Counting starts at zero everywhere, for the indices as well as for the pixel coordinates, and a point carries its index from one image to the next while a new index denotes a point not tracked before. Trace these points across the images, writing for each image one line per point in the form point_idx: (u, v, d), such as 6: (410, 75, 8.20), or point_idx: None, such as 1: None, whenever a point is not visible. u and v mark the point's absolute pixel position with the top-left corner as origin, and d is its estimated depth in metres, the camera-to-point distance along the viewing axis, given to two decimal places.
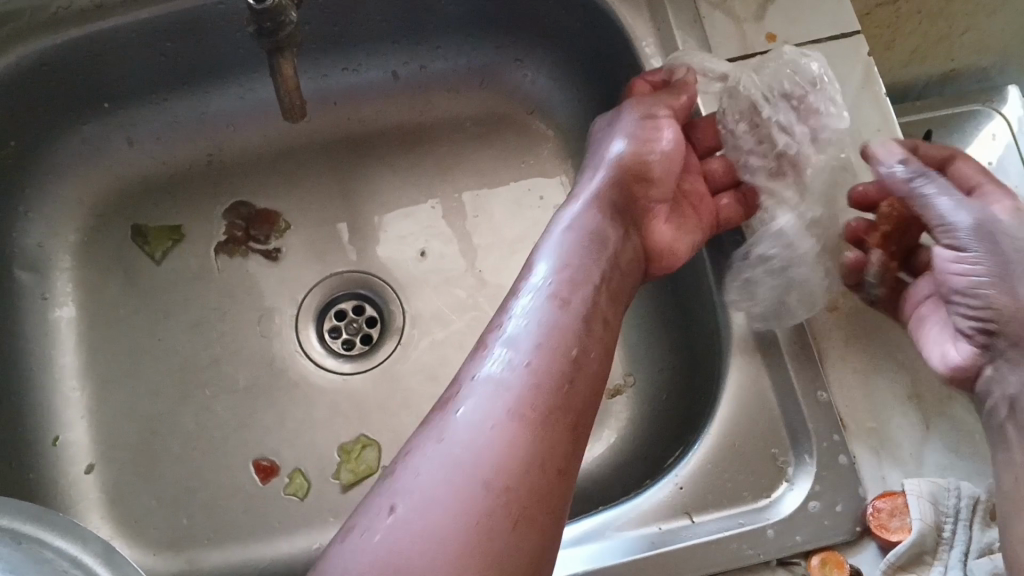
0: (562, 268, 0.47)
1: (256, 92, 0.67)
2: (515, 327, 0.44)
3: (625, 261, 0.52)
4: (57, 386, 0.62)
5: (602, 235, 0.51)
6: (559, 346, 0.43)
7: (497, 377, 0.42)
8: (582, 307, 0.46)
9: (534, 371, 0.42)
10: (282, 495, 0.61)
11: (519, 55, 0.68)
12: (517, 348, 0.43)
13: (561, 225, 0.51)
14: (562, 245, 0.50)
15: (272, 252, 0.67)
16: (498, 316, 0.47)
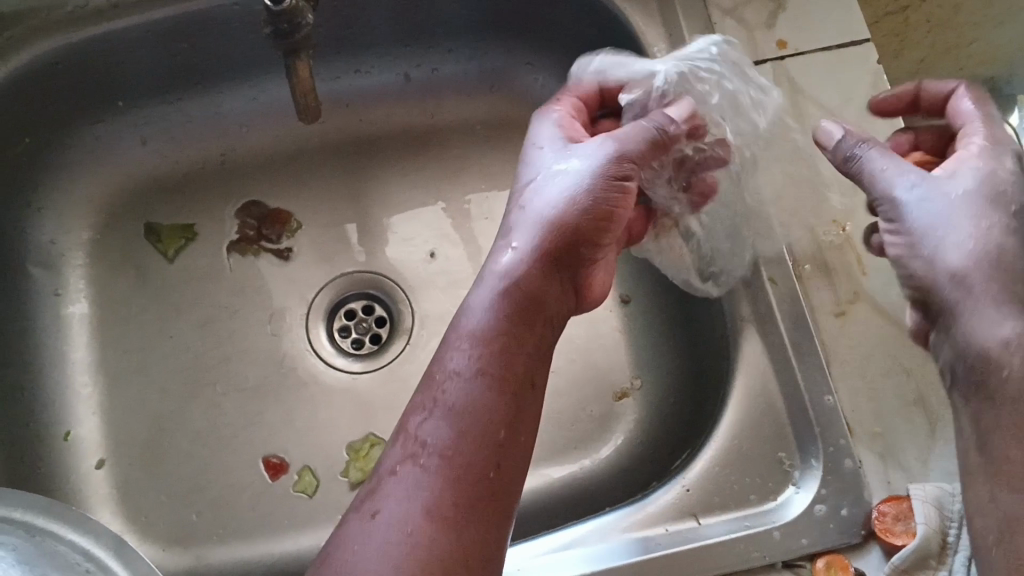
0: (483, 329, 0.43)
1: (269, 93, 0.68)
2: (437, 406, 0.41)
3: (557, 316, 0.47)
4: (68, 381, 0.63)
5: (537, 287, 0.46)
6: (483, 428, 0.40)
7: (416, 476, 0.39)
8: (508, 377, 0.42)
9: (451, 467, 0.39)
10: (290, 492, 0.61)
11: (530, 58, 0.69)
12: (436, 432, 0.40)
13: (492, 274, 0.46)
14: (496, 294, 0.45)
15: (284, 252, 0.67)
16: (421, 387, 0.43)
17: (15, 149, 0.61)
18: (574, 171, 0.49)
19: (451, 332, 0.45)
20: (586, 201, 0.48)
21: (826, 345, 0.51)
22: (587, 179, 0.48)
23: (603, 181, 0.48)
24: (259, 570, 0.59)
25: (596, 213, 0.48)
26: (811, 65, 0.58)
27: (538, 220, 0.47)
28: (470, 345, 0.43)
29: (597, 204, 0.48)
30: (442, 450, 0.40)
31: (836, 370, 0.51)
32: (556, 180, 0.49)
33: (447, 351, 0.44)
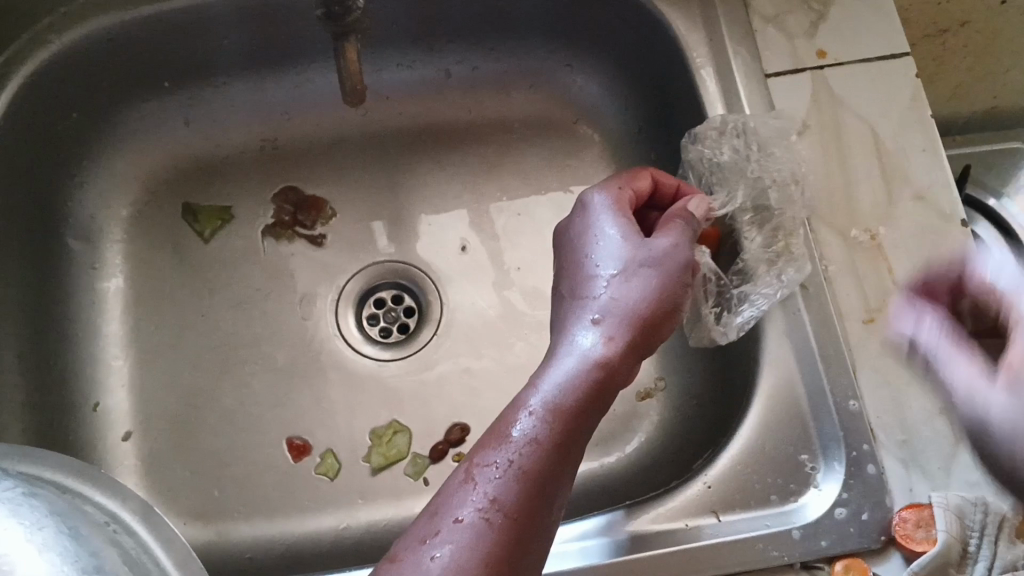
0: (563, 404, 0.41)
1: (313, 82, 0.69)
2: (505, 461, 0.39)
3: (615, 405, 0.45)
4: (100, 353, 0.64)
5: (617, 375, 0.43)
6: (545, 491, 0.38)
7: (478, 528, 0.36)
8: (572, 452, 0.40)
9: (513, 530, 0.37)
10: (313, 474, 0.62)
11: (570, 60, 0.70)
12: (503, 490, 0.38)
13: (572, 355, 0.44)
14: (575, 372, 0.42)
15: (319, 238, 0.68)
16: (485, 443, 0.40)
17: (64, 123, 0.62)
18: (647, 264, 0.47)
19: (523, 396, 0.42)
20: (661, 295, 0.46)
21: (853, 350, 0.52)
22: (659, 276, 0.47)
23: (676, 281, 0.47)
24: (279, 549, 0.59)
25: (668, 310, 0.46)
26: (851, 75, 0.58)
27: (616, 306, 0.45)
28: (544, 413, 0.40)
29: (670, 300, 0.46)
30: (503, 507, 0.37)
31: (862, 375, 0.51)
32: (631, 271, 0.47)
33: (518, 414, 0.41)
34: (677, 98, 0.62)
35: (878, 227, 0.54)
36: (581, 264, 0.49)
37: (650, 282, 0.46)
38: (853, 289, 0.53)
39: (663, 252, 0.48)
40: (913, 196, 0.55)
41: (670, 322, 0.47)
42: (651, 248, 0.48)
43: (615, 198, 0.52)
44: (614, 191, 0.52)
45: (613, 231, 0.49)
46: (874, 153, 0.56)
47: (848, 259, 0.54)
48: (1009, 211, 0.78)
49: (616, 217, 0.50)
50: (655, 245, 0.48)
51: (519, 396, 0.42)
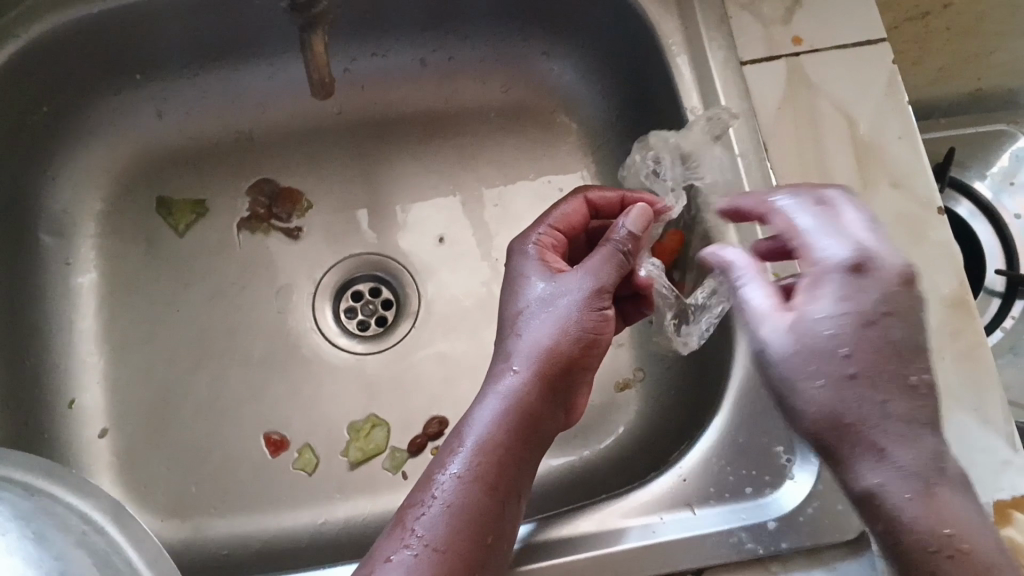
0: (484, 440, 0.42)
1: (286, 72, 0.68)
2: (432, 503, 0.40)
3: (548, 432, 0.46)
4: (75, 350, 0.63)
5: (538, 405, 0.45)
6: (475, 523, 0.40)
7: (409, 566, 0.38)
8: (501, 483, 0.42)
9: (444, 563, 0.38)
10: (291, 469, 0.61)
11: (547, 47, 0.69)
12: (431, 528, 0.39)
13: (490, 394, 0.45)
14: (497, 409, 0.44)
15: (294, 231, 0.68)
16: (416, 491, 0.42)
17: (32, 118, 0.61)
18: (560, 296, 0.48)
19: (451, 440, 0.43)
20: (573, 325, 0.47)
21: None
22: (570, 305, 0.47)
23: (592, 308, 0.47)
24: (257, 545, 0.59)
25: (584, 339, 0.47)
26: (827, 62, 0.58)
27: (529, 340, 0.46)
28: (468, 452, 0.42)
29: (583, 328, 0.47)
30: (433, 545, 0.39)
31: None
32: (540, 307, 0.47)
33: (446, 456, 0.43)
34: (652, 85, 0.62)
35: None
36: (507, 305, 0.50)
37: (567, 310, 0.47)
38: None
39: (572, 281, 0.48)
40: (890, 184, 0.55)
41: (590, 354, 0.47)
42: (567, 280, 0.48)
43: (539, 243, 0.53)
44: (538, 236, 0.53)
45: (531, 270, 0.50)
46: (851, 141, 0.56)
47: None
48: (1006, 206, 0.77)
49: (537, 258, 0.51)
50: (568, 277, 0.48)
51: (446, 441, 0.43)
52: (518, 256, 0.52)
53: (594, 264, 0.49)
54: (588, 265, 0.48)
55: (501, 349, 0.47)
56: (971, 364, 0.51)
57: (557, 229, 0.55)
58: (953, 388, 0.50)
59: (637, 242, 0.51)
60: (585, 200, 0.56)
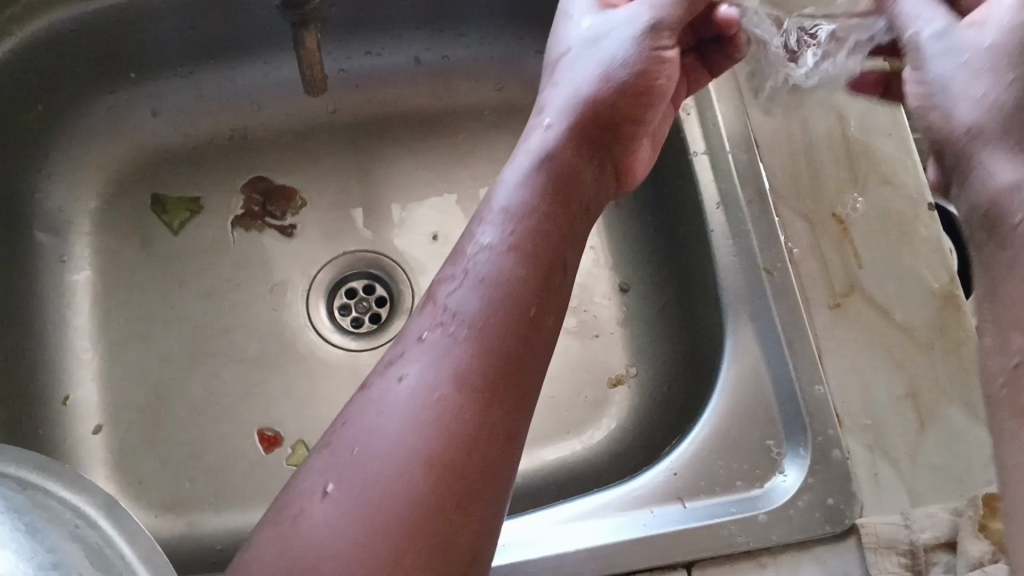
0: (517, 206, 0.41)
1: (281, 71, 0.69)
2: (466, 270, 0.39)
3: (594, 193, 0.45)
4: (70, 347, 0.64)
5: (575, 164, 0.44)
6: (514, 293, 0.38)
7: (443, 335, 0.37)
8: (540, 253, 0.40)
9: (483, 320, 0.37)
10: (284, 466, 0.62)
11: (540, 46, 0.69)
12: (465, 297, 0.38)
13: (525, 154, 0.44)
14: (530, 170, 0.43)
15: (288, 228, 0.68)
16: (446, 266, 0.41)
17: (28, 115, 0.62)
18: (608, 38, 0.47)
19: (483, 210, 0.42)
20: (619, 71, 0.46)
21: (818, 335, 0.52)
22: (618, 47, 0.47)
23: (648, 45, 0.47)
24: (251, 540, 0.59)
25: (576, 166, 0.44)
26: None
27: (566, 96, 0.46)
28: (502, 218, 0.41)
29: (634, 65, 0.46)
30: (471, 318, 0.37)
31: (827, 361, 0.51)
32: (580, 64, 0.47)
33: (475, 226, 0.41)
34: None
35: (844, 212, 0.54)
36: (544, 86, 0.49)
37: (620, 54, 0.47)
38: (818, 273, 0.53)
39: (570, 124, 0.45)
40: (879, 180, 0.55)
41: (587, 162, 0.45)
42: (621, 24, 0.48)
43: None
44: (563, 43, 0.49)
45: (573, 20, 0.50)
46: (840, 138, 0.56)
47: (814, 243, 0.54)
48: None
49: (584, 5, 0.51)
50: (618, 18, 0.48)
51: (479, 207, 0.43)
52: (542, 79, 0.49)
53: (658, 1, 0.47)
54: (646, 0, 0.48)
55: (491, 193, 0.43)
56: (961, 359, 0.51)
57: None
58: (942, 382, 0.50)
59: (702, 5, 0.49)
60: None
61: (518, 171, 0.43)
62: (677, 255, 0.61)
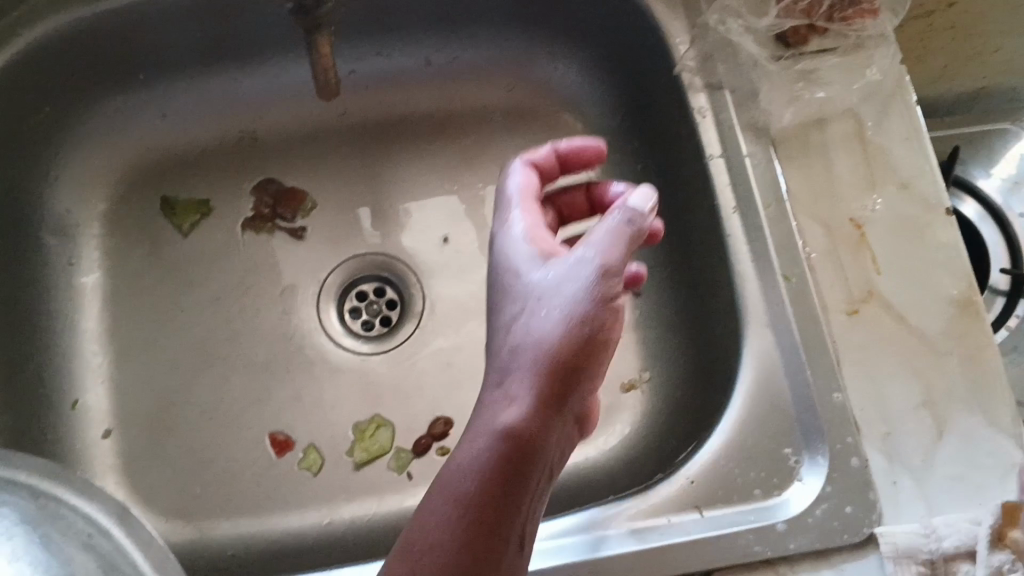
0: (479, 463, 0.41)
1: (290, 73, 0.68)
2: (453, 473, 0.41)
3: (571, 365, 0.45)
4: (78, 351, 0.63)
5: (532, 434, 0.43)
6: (492, 473, 0.41)
7: (429, 533, 0.38)
8: (513, 441, 0.42)
9: (463, 528, 0.39)
10: (295, 470, 0.61)
11: (550, 47, 0.68)
12: (446, 499, 0.40)
13: (485, 429, 0.43)
14: (488, 442, 0.42)
15: (298, 231, 0.67)
16: (455, 451, 0.42)
17: (35, 118, 0.61)
18: (559, 288, 0.46)
19: (466, 438, 0.43)
20: (573, 331, 0.45)
21: (836, 340, 0.51)
22: (570, 303, 0.45)
23: (598, 296, 0.45)
24: (262, 546, 0.59)
25: (588, 342, 0.45)
26: (833, 61, 0.57)
27: (527, 348, 0.45)
28: (478, 467, 0.41)
29: (576, 338, 0.45)
30: (457, 518, 0.39)
31: (845, 367, 0.51)
32: (544, 307, 0.45)
33: (462, 446, 0.42)
34: (656, 85, 0.61)
35: (862, 217, 0.54)
36: (507, 288, 0.48)
37: (561, 326, 0.45)
38: (835, 279, 0.52)
39: (559, 282, 0.46)
40: (897, 184, 0.55)
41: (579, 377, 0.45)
42: (558, 279, 0.46)
43: (530, 232, 0.50)
44: (520, 207, 0.52)
45: (520, 262, 0.48)
46: (858, 142, 0.56)
47: (831, 248, 0.53)
48: (1013, 209, 0.77)
49: (526, 242, 0.49)
50: (562, 268, 0.46)
51: (467, 431, 0.44)
52: (505, 233, 0.51)
53: (594, 238, 0.47)
54: (594, 248, 0.46)
55: (494, 321, 0.48)
56: (978, 366, 0.50)
57: (526, 199, 0.53)
58: (959, 388, 0.50)
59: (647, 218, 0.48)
60: (553, 150, 0.56)
61: (520, 313, 0.46)
62: (691, 260, 0.60)
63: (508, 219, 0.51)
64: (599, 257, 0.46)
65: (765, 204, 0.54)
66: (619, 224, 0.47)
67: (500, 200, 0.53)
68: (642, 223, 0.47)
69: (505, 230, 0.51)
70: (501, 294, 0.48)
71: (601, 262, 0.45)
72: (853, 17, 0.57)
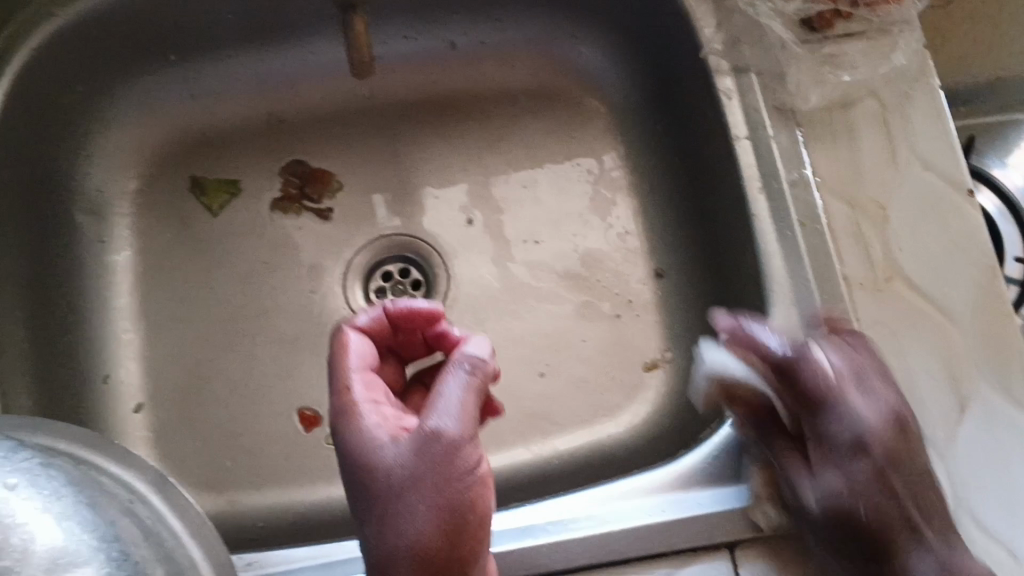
0: None
1: (318, 55, 0.69)
2: None
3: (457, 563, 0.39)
4: (111, 328, 0.64)
5: None
6: None
7: None
8: None
9: None
10: (323, 445, 0.62)
11: (574, 31, 0.69)
12: None
13: None
14: None
15: (325, 211, 0.68)
16: None
17: (70, 95, 0.62)
18: (421, 469, 0.39)
19: None
20: (443, 512, 0.39)
21: (859, 318, 0.52)
22: (432, 482, 0.39)
23: (464, 466, 0.40)
24: (292, 518, 0.60)
25: (463, 529, 0.39)
26: (858, 45, 0.58)
27: (402, 554, 0.38)
28: None
29: (453, 516, 0.39)
30: None
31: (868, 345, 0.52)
32: (408, 497, 0.39)
33: None
34: (681, 68, 0.62)
35: (883, 198, 0.55)
36: (356, 477, 0.41)
37: (434, 520, 0.39)
38: (860, 258, 0.54)
39: (409, 459, 0.40)
40: (920, 165, 0.56)
41: (461, 546, 0.39)
42: (421, 461, 0.39)
43: (372, 394, 0.44)
44: (364, 381, 0.45)
45: (376, 446, 0.41)
46: (881, 125, 0.57)
47: (854, 227, 0.54)
48: None
49: (373, 411, 0.43)
50: (415, 438, 0.40)
51: None
52: (351, 428, 0.42)
53: (445, 401, 0.41)
54: (436, 401, 0.41)
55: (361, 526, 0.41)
56: (1001, 344, 0.51)
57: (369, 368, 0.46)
58: (981, 364, 0.51)
59: (488, 368, 0.44)
60: (383, 312, 0.49)
61: (381, 500, 0.40)
62: (714, 241, 0.61)
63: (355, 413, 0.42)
64: (447, 428, 0.40)
65: (790, 185, 0.55)
66: (461, 390, 0.42)
67: (338, 390, 0.44)
68: (486, 371, 0.44)
69: (355, 429, 0.42)
70: (358, 498, 0.41)
71: (449, 432, 0.40)
72: (876, 2, 0.58)
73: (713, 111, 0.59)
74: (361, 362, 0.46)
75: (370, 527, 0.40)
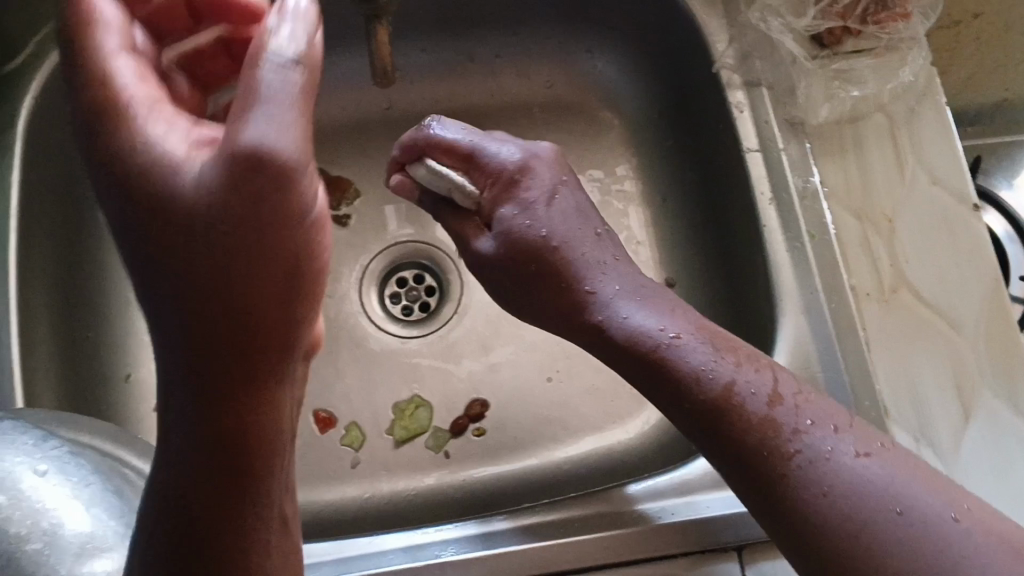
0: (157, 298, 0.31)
1: (340, 67, 0.71)
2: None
3: (307, 162, 0.30)
4: (131, 326, 0.66)
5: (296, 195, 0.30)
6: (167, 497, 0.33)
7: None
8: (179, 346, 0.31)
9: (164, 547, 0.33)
10: (338, 445, 0.64)
11: (591, 46, 0.71)
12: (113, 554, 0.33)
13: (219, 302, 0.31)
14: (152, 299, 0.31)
15: (341, 219, 0.70)
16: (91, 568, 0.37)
17: None
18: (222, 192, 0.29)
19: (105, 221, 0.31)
20: (291, 185, 0.30)
21: (866, 327, 0.54)
22: (263, 189, 0.29)
23: (290, 174, 0.29)
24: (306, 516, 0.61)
25: (293, 264, 0.32)
26: None
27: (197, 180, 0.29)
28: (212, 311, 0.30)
29: (295, 173, 0.29)
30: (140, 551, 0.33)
31: (874, 354, 0.53)
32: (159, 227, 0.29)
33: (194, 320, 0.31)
34: (693, 83, 0.64)
35: (891, 211, 0.56)
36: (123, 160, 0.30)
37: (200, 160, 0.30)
38: (866, 269, 0.55)
39: (215, 186, 0.29)
40: (926, 179, 0.57)
41: (270, 314, 0.31)
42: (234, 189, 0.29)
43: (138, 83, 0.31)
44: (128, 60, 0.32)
45: (166, 155, 0.30)
46: (889, 141, 0.58)
47: (862, 237, 0.56)
48: None
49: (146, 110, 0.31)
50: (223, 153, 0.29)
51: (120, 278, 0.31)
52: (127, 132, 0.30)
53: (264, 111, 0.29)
54: (240, 103, 0.29)
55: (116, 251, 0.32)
56: (1005, 353, 0.52)
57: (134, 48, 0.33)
58: (985, 372, 0.52)
59: (315, 38, 0.31)
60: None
61: (164, 252, 0.30)
62: (724, 250, 0.62)
63: (120, 89, 0.31)
64: (272, 147, 0.29)
65: (800, 196, 0.57)
66: (286, 84, 0.29)
67: (110, 85, 0.31)
68: (314, 40, 0.31)
69: (126, 120, 0.31)
70: (136, 221, 0.30)
71: (277, 147, 0.29)
72: (885, 19, 0.57)
73: (724, 123, 0.60)
74: (128, 48, 0.32)
75: (145, 293, 0.30)
